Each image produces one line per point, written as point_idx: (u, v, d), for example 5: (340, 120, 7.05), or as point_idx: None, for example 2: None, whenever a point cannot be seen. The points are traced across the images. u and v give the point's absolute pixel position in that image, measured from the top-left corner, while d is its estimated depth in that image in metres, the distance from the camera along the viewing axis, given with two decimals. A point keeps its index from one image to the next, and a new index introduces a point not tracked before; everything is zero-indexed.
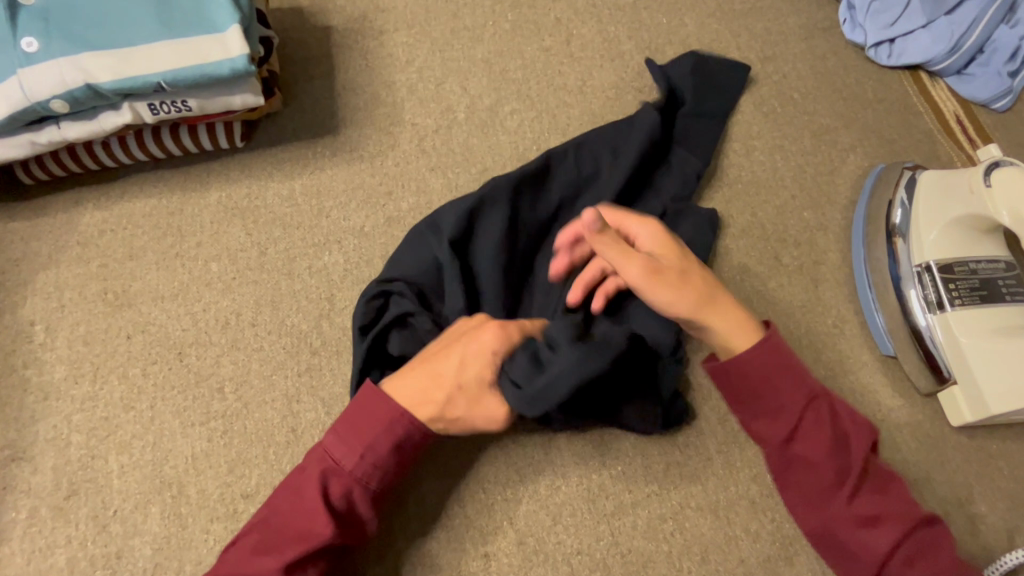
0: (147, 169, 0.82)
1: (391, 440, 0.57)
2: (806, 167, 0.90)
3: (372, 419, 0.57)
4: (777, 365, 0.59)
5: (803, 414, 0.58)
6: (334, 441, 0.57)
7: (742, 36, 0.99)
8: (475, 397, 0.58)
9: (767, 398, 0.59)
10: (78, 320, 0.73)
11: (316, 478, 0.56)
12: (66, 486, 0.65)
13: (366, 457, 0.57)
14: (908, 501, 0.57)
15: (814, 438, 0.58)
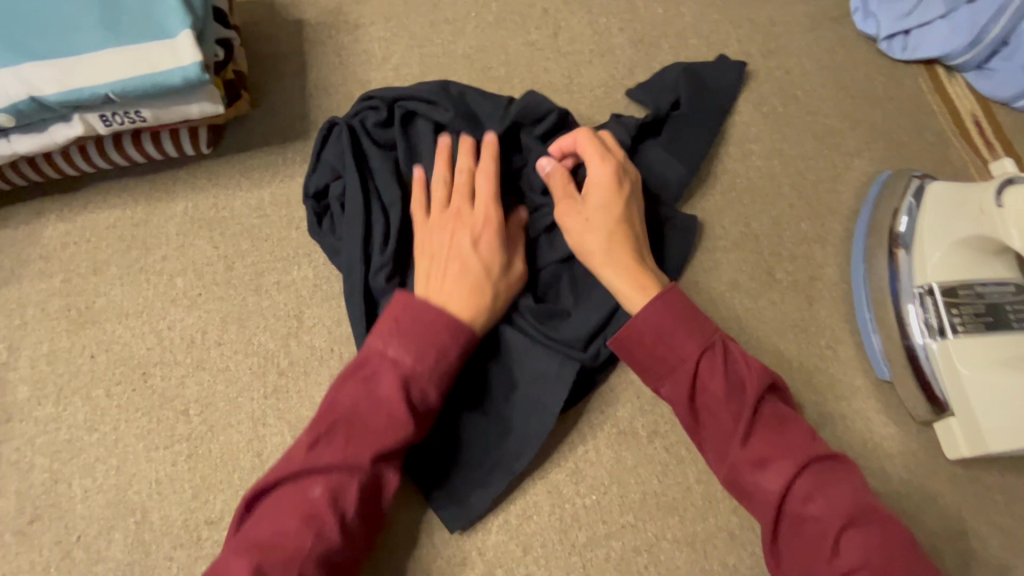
0: (112, 178, 0.79)
1: (457, 349, 0.62)
2: (807, 172, 0.84)
3: (435, 331, 0.61)
4: (672, 314, 0.63)
5: (699, 360, 0.61)
6: (403, 351, 0.60)
7: (744, 26, 0.92)
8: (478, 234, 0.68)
9: (667, 351, 0.63)
10: (41, 338, 0.72)
11: (394, 380, 0.58)
12: (30, 510, 0.65)
13: (440, 365, 0.60)
14: (807, 437, 0.59)
15: (711, 385, 0.61)
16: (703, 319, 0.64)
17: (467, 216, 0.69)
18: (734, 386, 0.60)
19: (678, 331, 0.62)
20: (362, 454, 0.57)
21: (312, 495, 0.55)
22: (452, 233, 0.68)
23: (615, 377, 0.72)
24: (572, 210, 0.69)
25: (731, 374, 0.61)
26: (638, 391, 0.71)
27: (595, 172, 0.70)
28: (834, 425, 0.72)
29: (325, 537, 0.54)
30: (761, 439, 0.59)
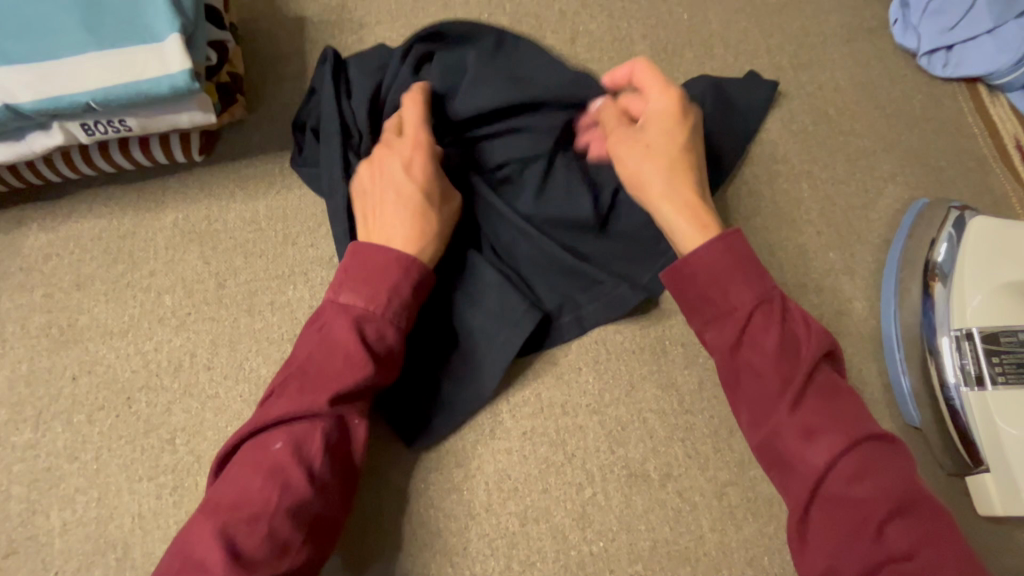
0: (98, 186, 0.75)
1: (412, 282, 0.60)
2: (837, 197, 0.79)
3: (386, 268, 0.59)
4: (729, 264, 0.57)
5: (753, 314, 0.55)
6: (355, 294, 0.58)
7: (774, 37, 0.86)
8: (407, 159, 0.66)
9: (717, 303, 0.57)
10: (20, 358, 0.68)
11: (348, 324, 0.57)
12: (5, 543, 0.61)
13: (394, 299, 0.59)
14: (863, 415, 0.53)
15: (761, 343, 0.55)
16: (771, 282, 0.58)
17: (402, 181, 0.65)
18: (790, 348, 0.54)
19: (738, 284, 0.57)
20: (319, 398, 0.54)
21: (272, 449, 0.53)
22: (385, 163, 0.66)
23: (627, 416, 0.68)
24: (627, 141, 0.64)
25: (788, 333, 0.55)
26: (651, 430, 0.68)
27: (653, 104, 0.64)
28: None
29: (292, 489, 0.51)
30: (813, 405, 0.53)
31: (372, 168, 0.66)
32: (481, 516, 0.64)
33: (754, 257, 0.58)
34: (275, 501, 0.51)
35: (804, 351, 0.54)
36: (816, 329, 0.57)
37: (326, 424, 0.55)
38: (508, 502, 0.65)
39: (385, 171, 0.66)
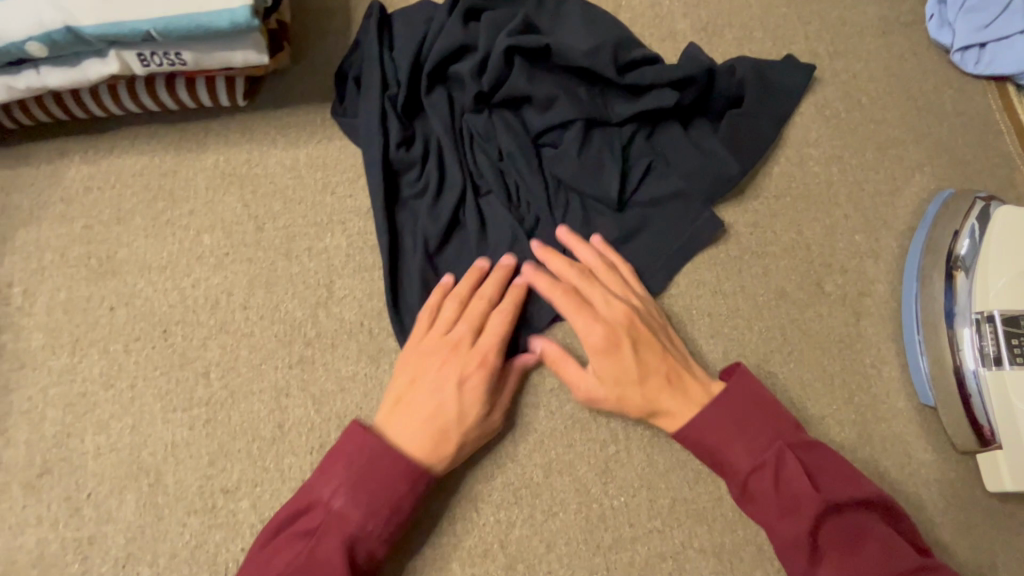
0: (140, 124, 0.75)
1: (414, 497, 0.59)
2: (865, 183, 0.81)
3: (394, 479, 0.58)
4: (726, 416, 0.62)
5: (751, 477, 0.60)
6: (352, 503, 0.57)
7: (811, 24, 0.88)
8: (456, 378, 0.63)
9: (721, 460, 0.62)
10: (58, 285, 0.68)
11: (338, 547, 0.55)
12: (39, 462, 0.62)
13: (392, 518, 0.58)
14: (886, 550, 0.56)
15: (764, 503, 0.59)
16: (778, 431, 0.61)
17: (440, 418, 0.62)
18: (790, 504, 0.58)
19: (733, 448, 0.61)
20: None
21: None
22: (442, 364, 0.64)
23: None
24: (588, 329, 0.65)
25: (784, 490, 0.59)
26: None
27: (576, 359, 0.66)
28: (872, 446, 0.70)
29: None
30: (830, 557, 0.56)
31: (426, 352, 0.65)
32: (506, 465, 0.66)
33: (752, 398, 0.63)
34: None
35: (803, 504, 0.57)
36: (817, 472, 0.60)
37: None
38: (535, 453, 0.66)
39: (435, 368, 0.64)
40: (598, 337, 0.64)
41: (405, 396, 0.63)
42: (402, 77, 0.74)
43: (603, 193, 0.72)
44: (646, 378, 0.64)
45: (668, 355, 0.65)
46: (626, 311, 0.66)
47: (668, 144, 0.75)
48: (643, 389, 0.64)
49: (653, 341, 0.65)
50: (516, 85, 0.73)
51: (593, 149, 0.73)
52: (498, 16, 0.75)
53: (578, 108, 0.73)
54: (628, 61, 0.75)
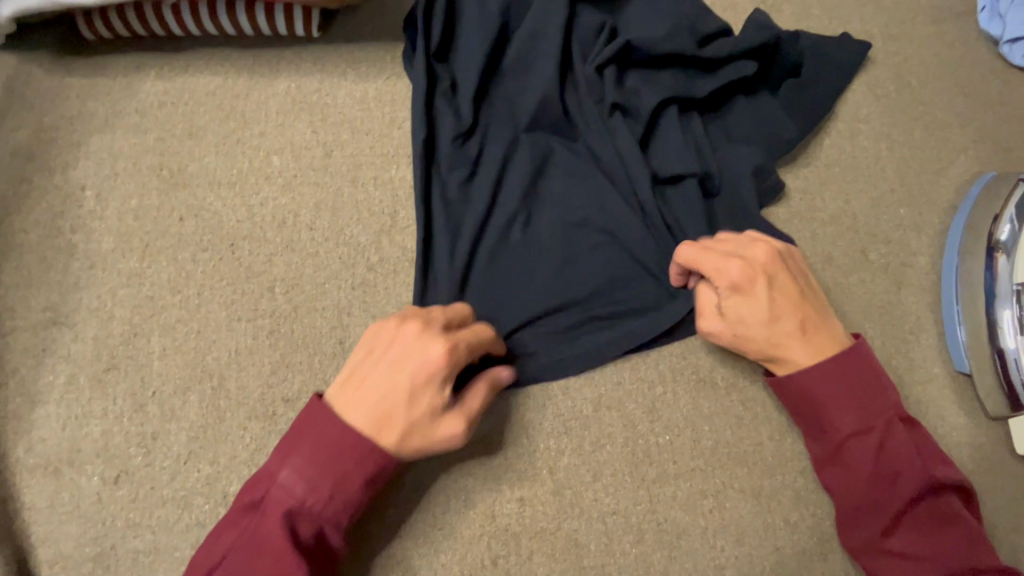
0: (214, 45, 0.77)
1: (363, 475, 0.54)
2: (912, 161, 0.83)
3: (342, 455, 0.53)
4: (851, 381, 0.61)
5: (849, 442, 0.61)
6: (296, 477, 0.53)
7: (867, 7, 0.90)
8: (412, 361, 0.55)
9: (815, 421, 0.63)
10: (130, 192, 0.69)
11: (280, 520, 0.52)
12: (106, 358, 0.63)
13: (336, 497, 0.53)
14: (963, 543, 0.59)
15: (854, 468, 0.61)
16: (885, 408, 0.61)
17: (397, 396, 0.54)
18: (887, 473, 0.60)
19: (837, 408, 0.61)
20: None
21: None
22: (405, 340, 0.56)
23: None
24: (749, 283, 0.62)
25: (885, 458, 0.60)
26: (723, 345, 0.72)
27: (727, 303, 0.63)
28: (907, 407, 0.72)
29: None
30: (906, 529, 0.60)
31: (391, 324, 0.57)
32: (558, 396, 0.67)
33: (873, 370, 0.62)
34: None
35: (903, 476, 0.59)
36: (917, 449, 0.61)
37: None
38: (585, 388, 0.68)
39: (400, 341, 0.56)
40: (735, 272, 0.62)
41: (352, 383, 0.55)
42: (476, 61, 0.74)
43: (670, 155, 0.74)
44: (776, 321, 0.62)
45: (803, 304, 0.62)
46: (768, 249, 0.63)
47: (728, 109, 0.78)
48: (768, 328, 0.62)
49: (789, 289, 0.63)
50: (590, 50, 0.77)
51: (672, 137, 0.75)
52: (583, 12, 0.78)
53: (663, 95, 0.75)
54: (703, 38, 0.77)
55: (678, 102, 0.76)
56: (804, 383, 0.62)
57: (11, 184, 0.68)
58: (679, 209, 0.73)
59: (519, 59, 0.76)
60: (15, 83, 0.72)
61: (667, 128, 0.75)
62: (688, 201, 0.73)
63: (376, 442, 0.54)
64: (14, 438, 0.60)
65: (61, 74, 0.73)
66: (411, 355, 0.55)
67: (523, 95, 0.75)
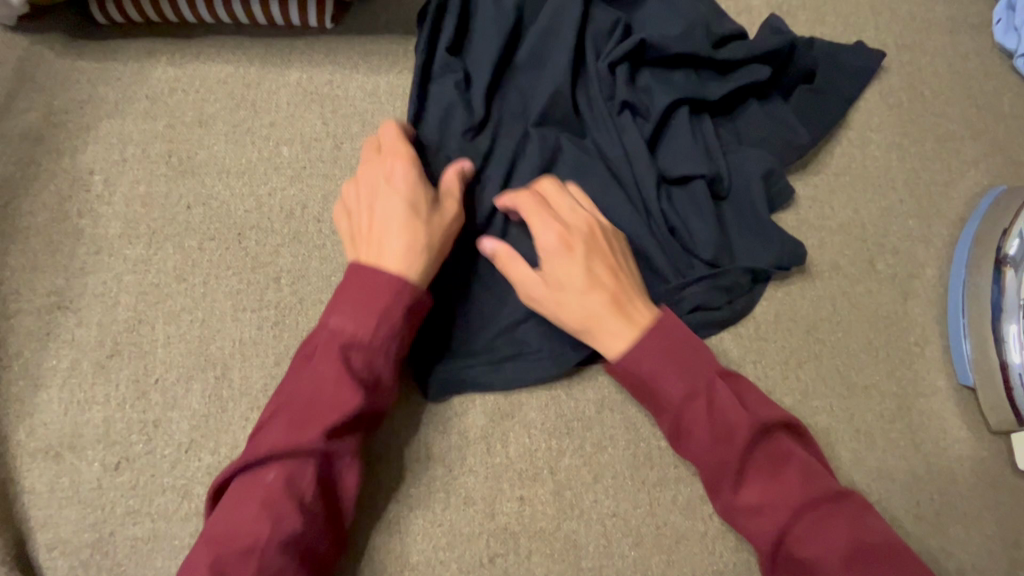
0: (227, 33, 0.76)
1: (404, 306, 0.57)
2: (922, 172, 0.83)
3: (375, 289, 0.57)
4: (657, 345, 0.60)
5: (683, 408, 0.58)
6: (343, 318, 0.56)
7: (882, 15, 0.90)
8: (378, 186, 0.63)
9: (653, 398, 0.60)
10: (138, 179, 0.69)
11: (337, 352, 0.55)
12: (110, 344, 0.63)
13: (383, 327, 0.56)
14: (803, 479, 0.56)
15: (696, 434, 0.58)
16: (695, 364, 0.59)
17: (389, 203, 0.62)
18: (722, 432, 0.57)
19: (666, 375, 0.59)
20: (311, 433, 0.53)
21: (267, 480, 0.52)
22: (373, 179, 0.64)
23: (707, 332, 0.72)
24: (570, 248, 0.62)
25: (716, 418, 0.57)
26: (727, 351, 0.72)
27: (554, 264, 0.62)
28: (910, 419, 0.72)
29: (284, 522, 0.51)
30: (752, 484, 0.56)
31: (359, 178, 0.65)
32: (562, 396, 0.67)
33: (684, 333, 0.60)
34: (268, 532, 0.51)
35: (736, 432, 0.56)
36: (741, 400, 0.59)
37: (312, 453, 0.53)
38: (589, 388, 0.68)
39: (370, 176, 0.64)
40: (552, 237, 0.63)
41: (364, 250, 0.60)
42: (488, 55, 0.74)
43: (681, 158, 0.74)
44: (591, 289, 0.61)
45: (616, 275, 0.63)
46: (589, 221, 0.65)
47: (741, 115, 0.78)
48: (584, 299, 0.61)
49: (607, 261, 0.63)
50: (605, 48, 0.76)
51: (683, 139, 0.74)
52: (598, 10, 0.77)
53: (675, 95, 0.75)
54: (718, 40, 0.77)
55: (690, 103, 0.75)
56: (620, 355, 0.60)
57: (19, 167, 0.68)
58: (685, 210, 0.73)
59: (531, 55, 0.76)
60: (25, 65, 0.72)
61: (678, 128, 0.75)
62: (695, 203, 0.73)
63: (405, 271, 0.58)
64: (17, 422, 0.60)
65: (72, 57, 0.73)
66: (379, 174, 0.64)
67: (534, 90, 0.75)
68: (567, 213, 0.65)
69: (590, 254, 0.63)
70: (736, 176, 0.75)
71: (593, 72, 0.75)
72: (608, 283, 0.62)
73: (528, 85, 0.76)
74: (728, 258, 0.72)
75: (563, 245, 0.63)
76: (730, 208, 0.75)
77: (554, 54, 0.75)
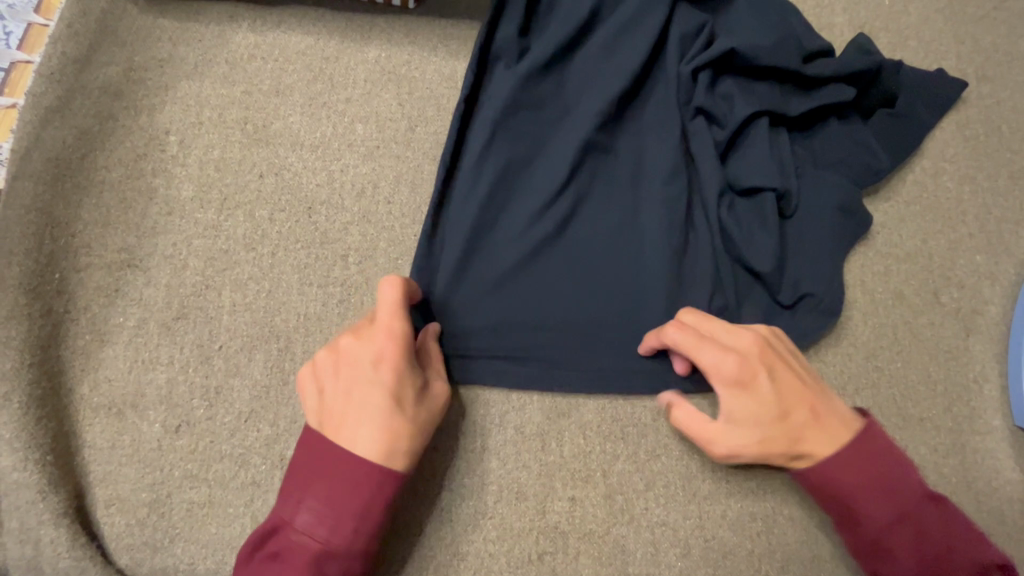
0: (309, 4, 0.75)
1: (382, 504, 0.52)
2: (994, 208, 0.81)
3: (352, 489, 0.51)
4: (870, 464, 0.56)
5: (886, 529, 0.55)
6: (314, 520, 0.51)
7: (965, 44, 0.88)
8: (341, 385, 0.55)
9: (848, 514, 0.56)
10: (213, 143, 0.69)
11: (308, 564, 0.50)
12: (177, 306, 0.63)
13: (359, 531, 0.51)
14: None
15: (898, 556, 0.55)
16: (904, 482, 0.55)
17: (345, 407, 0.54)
18: (926, 554, 0.55)
19: (870, 499, 0.55)
20: None
21: None
22: (338, 368, 0.56)
23: None
24: (751, 377, 0.58)
25: (922, 540, 0.55)
26: None
27: (742, 405, 0.58)
28: (963, 456, 0.71)
29: None
30: None
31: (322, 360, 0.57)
32: (618, 400, 0.67)
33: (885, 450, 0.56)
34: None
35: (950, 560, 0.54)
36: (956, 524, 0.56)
37: None
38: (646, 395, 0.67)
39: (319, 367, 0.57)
40: (744, 398, 0.58)
41: (345, 426, 0.54)
42: (563, 39, 0.73)
43: (753, 170, 0.72)
44: (788, 416, 0.57)
45: (806, 391, 0.58)
46: (757, 341, 0.60)
47: (817, 134, 0.77)
48: (784, 424, 0.57)
49: (786, 373, 0.59)
50: (688, 51, 0.75)
51: (756, 152, 0.73)
52: (684, 8, 0.76)
53: (756, 105, 0.73)
54: (805, 54, 0.76)
55: (769, 115, 0.74)
56: (830, 459, 0.56)
57: (97, 120, 0.67)
58: (750, 223, 0.72)
59: (604, 46, 0.74)
60: (108, 19, 0.71)
61: (754, 138, 0.73)
62: (760, 215, 0.72)
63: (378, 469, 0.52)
64: (82, 376, 0.60)
65: (155, 15, 0.72)
66: (354, 376, 0.55)
67: (604, 76, 0.73)
68: (724, 339, 0.60)
69: (778, 368, 0.59)
70: (810, 193, 0.74)
71: (673, 69, 0.74)
72: (808, 405, 0.58)
73: (601, 80, 0.73)
74: (790, 273, 0.71)
75: (738, 382, 0.58)
76: (799, 226, 0.73)
77: (636, 50, 0.73)
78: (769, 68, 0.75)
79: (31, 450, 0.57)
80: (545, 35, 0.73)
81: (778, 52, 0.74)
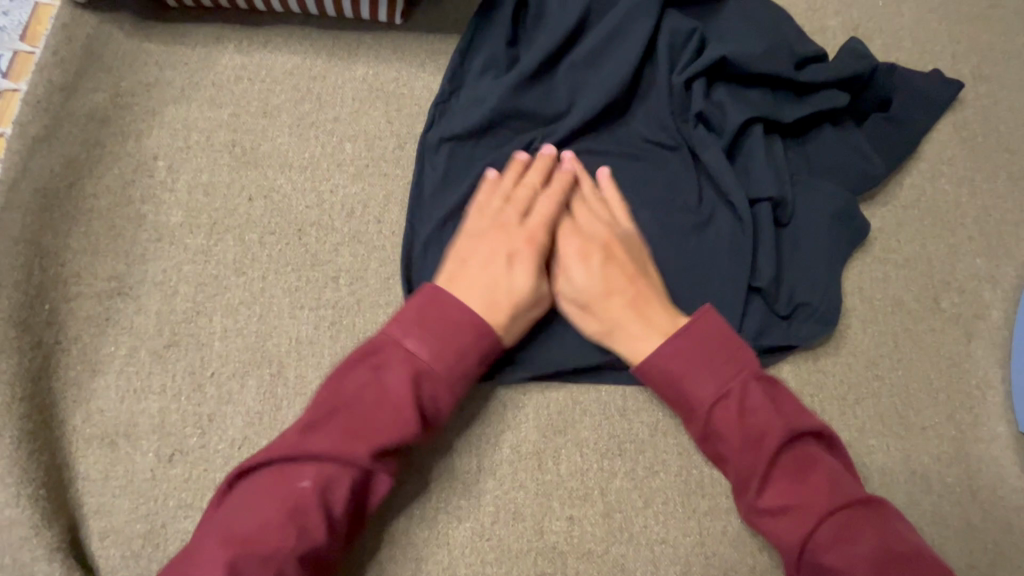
0: (296, 23, 0.75)
1: (480, 347, 0.58)
2: (993, 210, 0.80)
3: (456, 322, 0.57)
4: (705, 349, 0.59)
5: (711, 409, 0.57)
6: (422, 343, 0.56)
7: (961, 43, 0.87)
8: (519, 264, 0.62)
9: (677, 399, 0.60)
10: (201, 167, 0.68)
11: (407, 373, 0.55)
12: (168, 333, 0.63)
13: (456, 359, 0.57)
14: (829, 484, 0.54)
15: (726, 435, 0.57)
16: (733, 362, 0.59)
17: (496, 276, 0.61)
18: (753, 436, 0.56)
19: (694, 376, 0.58)
20: (359, 449, 0.53)
21: (299, 488, 0.51)
22: (508, 243, 0.63)
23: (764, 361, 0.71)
24: (596, 239, 0.64)
25: (748, 421, 0.57)
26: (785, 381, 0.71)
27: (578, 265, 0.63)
28: (967, 464, 0.70)
29: (307, 535, 0.50)
30: (773, 485, 0.55)
31: (487, 238, 0.63)
32: (614, 416, 0.66)
33: (717, 336, 0.60)
34: (293, 544, 0.49)
35: (767, 431, 0.56)
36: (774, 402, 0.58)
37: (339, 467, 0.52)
38: (643, 411, 0.66)
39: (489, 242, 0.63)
40: (577, 269, 0.63)
41: (456, 278, 0.61)
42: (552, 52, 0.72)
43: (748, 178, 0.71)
44: (608, 295, 0.62)
45: (635, 279, 0.63)
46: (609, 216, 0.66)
47: (811, 140, 0.76)
48: (605, 305, 0.62)
49: (623, 262, 0.64)
50: (679, 60, 0.74)
51: (752, 160, 0.72)
52: (672, 16, 0.75)
53: (749, 113, 0.72)
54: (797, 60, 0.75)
55: (763, 123, 0.73)
56: (660, 348, 0.60)
57: (84, 147, 0.67)
58: None
59: (592, 56, 0.73)
60: (94, 44, 0.71)
61: (749, 146, 0.73)
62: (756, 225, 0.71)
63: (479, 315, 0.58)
64: (74, 407, 0.60)
65: (142, 38, 0.72)
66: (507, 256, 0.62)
67: (590, 89, 0.72)
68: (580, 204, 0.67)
69: (621, 244, 0.65)
70: (806, 201, 0.73)
71: (663, 80, 0.73)
72: (628, 275, 0.63)
73: (591, 91, 0.72)
74: (788, 283, 0.70)
75: (599, 245, 0.64)
76: (797, 233, 0.72)
77: (624, 61, 0.72)
78: (761, 74, 0.74)
79: (25, 484, 0.57)
80: (533, 48, 0.73)
81: (769, 59, 0.73)
